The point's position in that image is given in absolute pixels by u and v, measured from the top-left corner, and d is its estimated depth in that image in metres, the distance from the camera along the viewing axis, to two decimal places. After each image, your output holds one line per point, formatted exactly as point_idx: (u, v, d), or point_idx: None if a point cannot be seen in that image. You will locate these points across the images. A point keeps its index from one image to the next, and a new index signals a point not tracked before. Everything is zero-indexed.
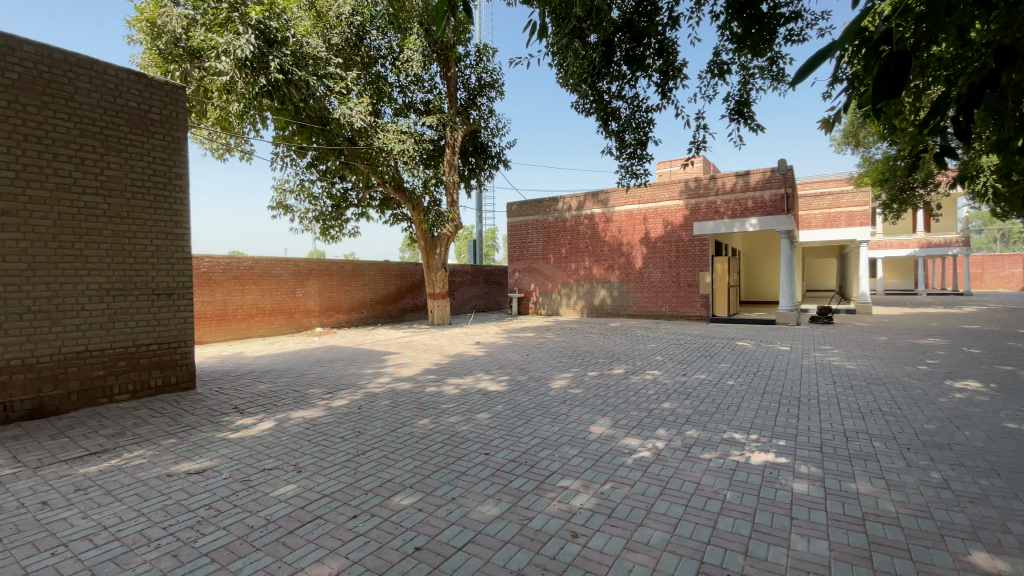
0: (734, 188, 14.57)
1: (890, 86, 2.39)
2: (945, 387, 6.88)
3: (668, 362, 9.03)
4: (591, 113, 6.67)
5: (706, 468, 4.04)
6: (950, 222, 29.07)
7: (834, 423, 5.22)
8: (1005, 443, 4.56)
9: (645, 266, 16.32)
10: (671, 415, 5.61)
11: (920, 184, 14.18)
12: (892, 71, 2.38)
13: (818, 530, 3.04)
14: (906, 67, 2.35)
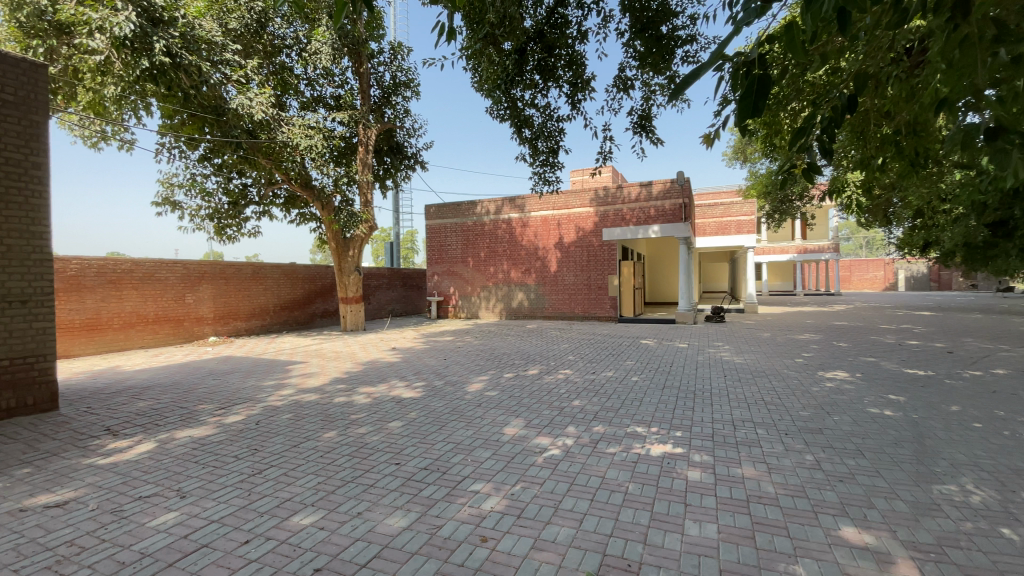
0: (639, 197, 15.52)
1: (755, 104, 2.17)
2: (818, 377, 7.73)
3: (578, 361, 9.30)
4: (505, 118, 6.66)
5: (611, 462, 4.13)
6: (821, 232, 33.13)
7: (725, 414, 5.63)
8: (865, 426, 5.17)
9: (560, 270, 16.76)
10: (581, 412, 5.73)
11: (797, 197, 15.92)
12: (755, 92, 2.16)
13: (709, 515, 3.19)
14: (770, 90, 2.14)
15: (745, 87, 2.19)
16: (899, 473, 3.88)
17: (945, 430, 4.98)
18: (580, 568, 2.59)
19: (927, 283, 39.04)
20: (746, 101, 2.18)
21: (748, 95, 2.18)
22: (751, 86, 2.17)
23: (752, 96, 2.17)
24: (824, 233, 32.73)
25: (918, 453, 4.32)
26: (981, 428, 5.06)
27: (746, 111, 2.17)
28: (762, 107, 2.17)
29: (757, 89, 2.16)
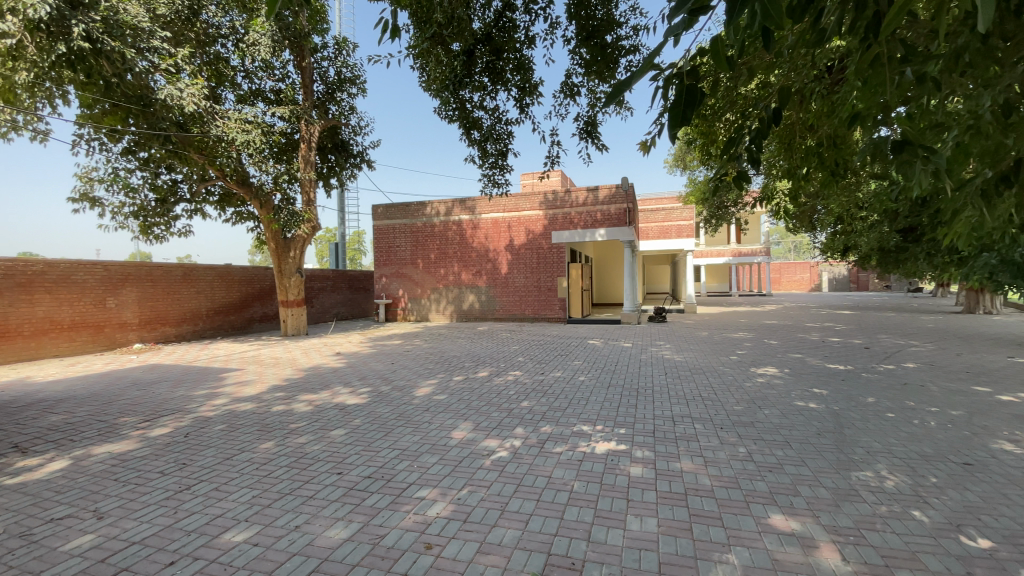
0: (586, 201, 15.86)
1: (684, 114, 2.19)
2: (751, 373, 8.20)
3: (527, 362, 9.37)
4: (454, 120, 6.61)
5: (557, 462, 4.18)
6: (754, 237, 35.19)
7: (667, 410, 5.84)
8: (792, 418, 5.52)
9: (510, 272, 16.81)
10: (529, 413, 5.77)
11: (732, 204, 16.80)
12: (683, 101, 2.20)
13: (649, 509, 3.29)
14: (698, 101, 2.18)
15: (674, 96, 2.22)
16: (822, 462, 4.17)
17: (862, 420, 5.40)
18: (525, 570, 2.59)
19: (847, 283, 42.37)
20: (677, 109, 2.20)
21: (676, 105, 2.20)
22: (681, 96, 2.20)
23: (681, 105, 2.20)
24: (757, 238, 34.75)
25: (838, 442, 4.66)
26: (892, 417, 5.52)
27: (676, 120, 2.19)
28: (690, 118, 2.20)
29: (685, 101, 2.20)
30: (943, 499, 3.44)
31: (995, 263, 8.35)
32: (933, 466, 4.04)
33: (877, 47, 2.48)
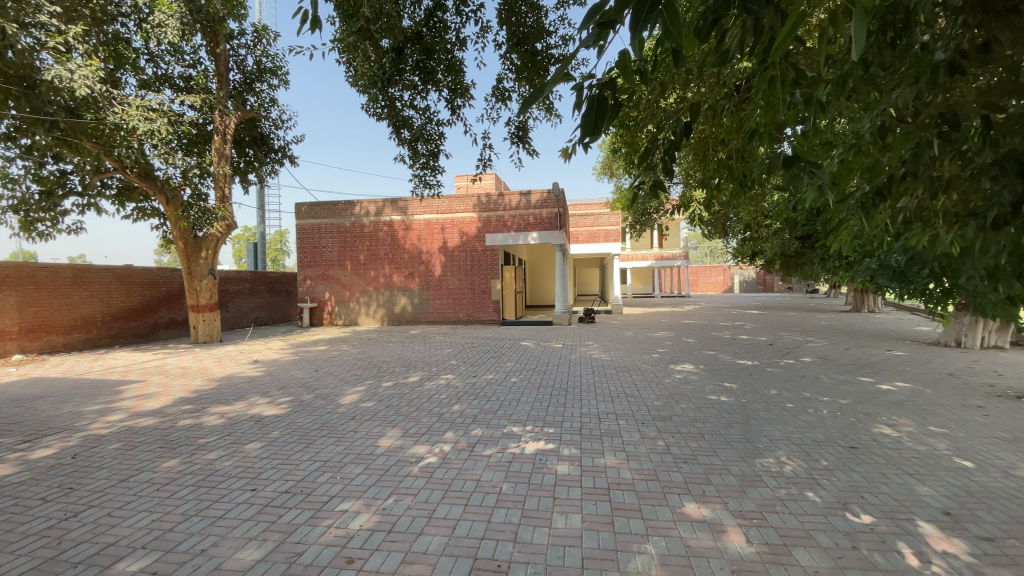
0: (519, 205, 16.06)
1: (596, 123, 2.03)
2: (671, 369, 8.68)
3: (460, 365, 9.30)
4: (382, 117, 6.43)
5: (486, 464, 4.18)
6: (674, 242, 37.33)
7: (594, 408, 6.03)
8: (707, 411, 5.90)
9: (444, 274, 16.61)
10: (460, 417, 5.72)
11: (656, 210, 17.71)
12: (594, 111, 2.02)
13: (574, 506, 3.38)
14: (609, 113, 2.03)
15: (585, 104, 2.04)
16: (731, 451, 4.49)
17: (767, 411, 5.88)
18: None
19: (755, 285, 46.11)
20: (588, 119, 2.03)
21: (588, 110, 2.02)
22: (591, 106, 2.03)
23: (593, 114, 2.03)
24: (678, 242, 36.86)
25: (746, 432, 5.04)
26: (793, 407, 6.06)
27: (587, 129, 2.02)
28: (601, 128, 2.04)
29: (595, 109, 2.03)
30: (832, 479, 3.83)
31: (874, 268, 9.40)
32: (825, 451, 4.48)
33: (769, 69, 2.72)
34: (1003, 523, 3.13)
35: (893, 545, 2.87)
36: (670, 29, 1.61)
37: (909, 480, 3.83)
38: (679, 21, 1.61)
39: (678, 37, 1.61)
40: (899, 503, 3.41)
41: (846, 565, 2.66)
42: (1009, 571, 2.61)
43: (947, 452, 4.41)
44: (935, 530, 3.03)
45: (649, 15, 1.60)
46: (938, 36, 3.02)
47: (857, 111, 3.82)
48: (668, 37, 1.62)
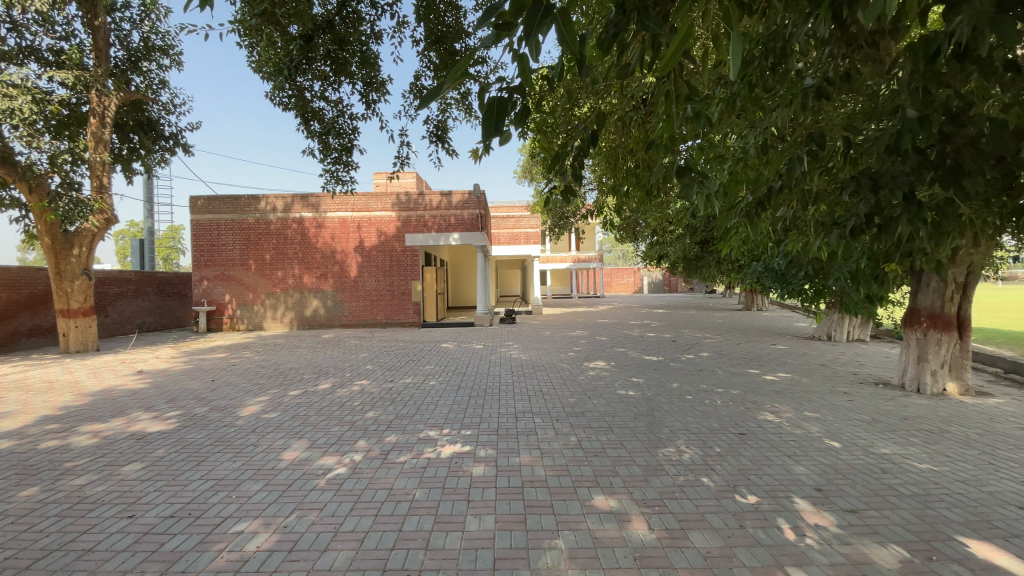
0: (439, 205, 15.89)
1: (497, 124, 1.94)
2: (585, 367, 9.00)
3: (376, 370, 8.98)
4: (289, 107, 6.03)
5: (399, 472, 4.06)
6: (590, 245, 38.86)
7: (511, 408, 6.08)
8: (617, 406, 6.19)
9: (360, 275, 15.95)
10: (373, 424, 5.51)
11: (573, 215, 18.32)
12: (496, 112, 1.94)
13: (488, 507, 3.38)
14: (508, 115, 1.95)
15: (484, 105, 1.94)
16: (637, 443, 4.74)
17: (671, 403, 6.28)
18: None
19: (662, 287, 49.33)
20: (488, 120, 1.93)
21: (490, 111, 1.93)
22: (492, 107, 1.93)
23: (494, 115, 1.94)
24: (593, 246, 38.46)
25: (651, 424, 5.36)
26: (693, 399, 6.53)
27: (487, 131, 1.92)
28: (502, 128, 1.96)
29: (497, 111, 1.94)
30: (724, 464, 4.18)
31: (760, 271, 10.41)
32: (719, 438, 4.88)
33: (666, 83, 2.88)
34: (861, 494, 3.59)
35: (774, 522, 3.17)
36: (567, 38, 1.65)
37: (788, 461, 4.28)
38: (575, 30, 1.66)
39: (576, 46, 1.67)
40: (780, 483, 3.79)
41: (734, 543, 2.91)
42: (865, 536, 2.99)
43: (819, 434, 4.98)
44: (808, 506, 3.41)
45: (545, 21, 1.63)
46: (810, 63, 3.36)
47: (744, 128, 4.19)
48: (564, 45, 1.67)
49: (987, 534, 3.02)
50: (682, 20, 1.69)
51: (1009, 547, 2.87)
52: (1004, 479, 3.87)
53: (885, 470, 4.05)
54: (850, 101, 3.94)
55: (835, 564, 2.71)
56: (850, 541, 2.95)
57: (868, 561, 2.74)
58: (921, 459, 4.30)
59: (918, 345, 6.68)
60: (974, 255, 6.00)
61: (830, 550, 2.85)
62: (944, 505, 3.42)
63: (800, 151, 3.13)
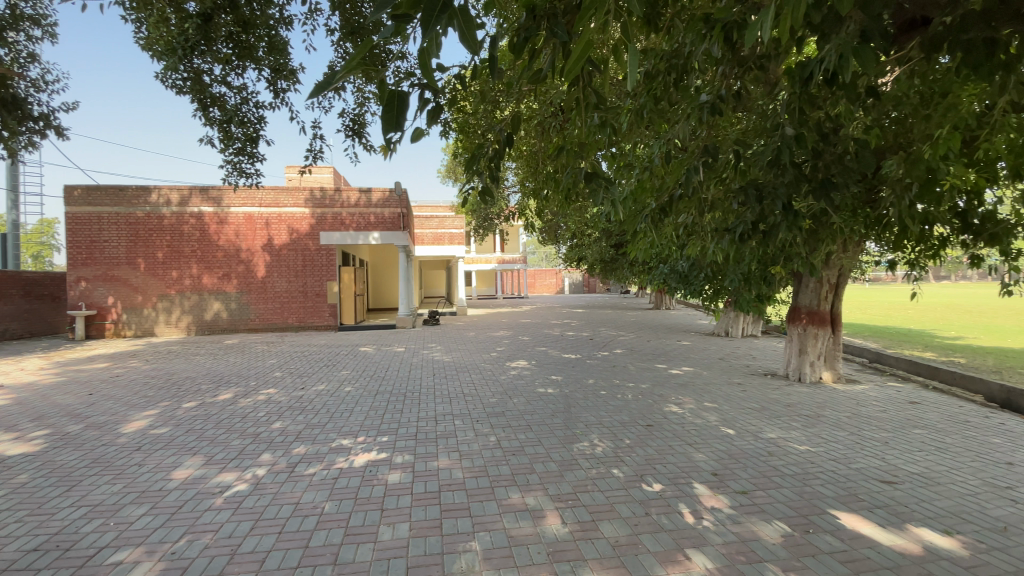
0: (358, 202, 15.31)
1: (399, 119, 1.77)
2: (507, 367, 9.06)
3: (286, 377, 8.43)
4: (184, 91, 5.49)
5: (308, 485, 3.83)
6: (514, 246, 39.31)
7: (430, 411, 5.98)
8: (536, 404, 6.30)
9: (269, 275, 14.89)
10: (281, 435, 5.17)
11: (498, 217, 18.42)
12: (396, 106, 1.76)
13: (403, 514, 3.30)
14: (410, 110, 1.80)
15: (383, 97, 1.76)
16: (553, 440, 4.86)
17: (587, 399, 6.51)
18: None
19: (582, 288, 51.20)
20: (389, 114, 1.75)
21: (389, 104, 1.75)
22: (391, 101, 1.76)
23: (394, 110, 1.76)
24: (517, 248, 38.97)
25: (567, 420, 5.52)
26: (608, 395, 6.82)
27: (388, 127, 1.74)
28: (404, 124, 1.78)
29: (397, 105, 1.76)
30: (633, 456, 4.40)
31: (667, 274, 11.12)
32: (630, 431, 5.13)
33: (576, 90, 2.98)
34: (751, 476, 3.94)
35: (676, 507, 3.40)
36: (466, 36, 1.61)
37: (690, 449, 4.60)
38: (474, 29, 1.62)
39: (475, 45, 1.63)
40: (682, 470, 4.06)
41: (640, 530, 3.07)
42: (753, 515, 3.29)
43: (717, 423, 5.40)
44: (706, 490, 3.68)
45: (443, 16, 1.57)
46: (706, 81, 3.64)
47: (651, 137, 4.43)
48: (463, 43, 1.63)
49: (852, 506, 3.43)
50: (583, 28, 1.74)
51: (870, 516, 3.29)
52: (867, 455, 4.44)
53: (771, 453, 4.48)
54: (742, 117, 4.32)
55: (727, 542, 2.95)
56: (740, 520, 3.22)
57: (756, 537, 3.01)
58: (801, 441, 4.81)
59: (799, 339, 7.47)
60: (844, 258, 6.82)
61: (723, 530, 3.10)
62: (819, 482, 3.85)
63: (697, 162, 3.37)
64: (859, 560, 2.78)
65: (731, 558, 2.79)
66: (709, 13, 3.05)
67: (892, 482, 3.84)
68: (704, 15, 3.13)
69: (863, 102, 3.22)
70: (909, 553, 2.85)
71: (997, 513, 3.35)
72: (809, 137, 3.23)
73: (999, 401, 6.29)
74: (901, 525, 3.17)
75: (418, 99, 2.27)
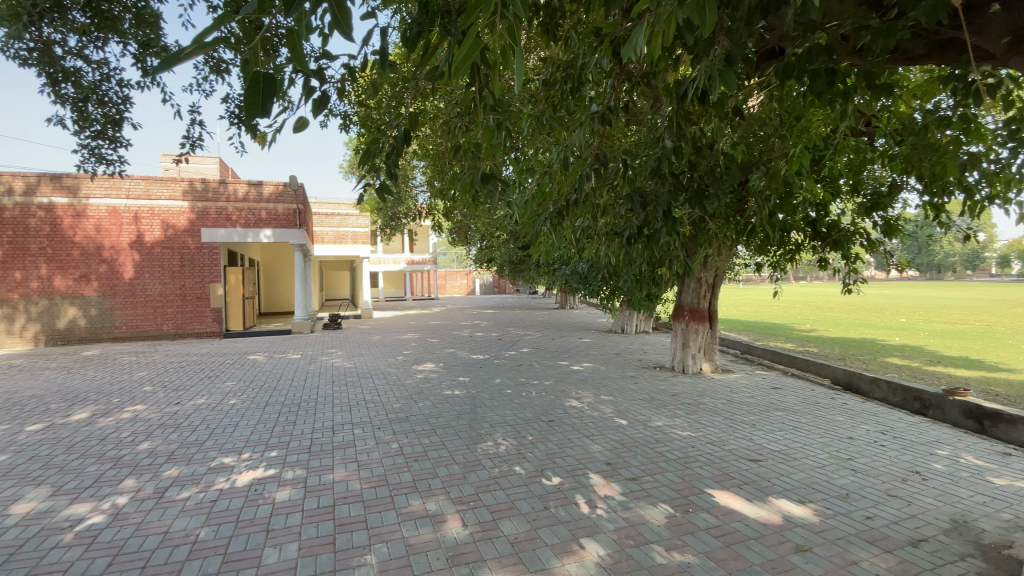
0: (247, 196, 14.04)
1: (265, 104, 1.56)
2: (412, 371, 8.85)
3: (157, 391, 7.48)
4: (27, 62, 4.68)
5: (179, 511, 3.42)
6: (423, 247, 38.62)
7: (327, 421, 5.64)
8: (440, 407, 6.22)
9: (139, 276, 13.15)
10: (149, 457, 4.57)
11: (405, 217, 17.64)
12: (262, 89, 1.55)
13: (291, 534, 3.07)
14: (280, 93, 1.59)
15: (247, 77, 1.54)
16: (457, 442, 4.82)
17: (492, 399, 6.55)
18: None
19: (492, 288, 51.73)
20: (253, 96, 1.54)
21: (254, 85, 1.54)
22: (256, 81, 1.55)
23: (259, 92, 1.55)
24: (427, 248, 38.36)
25: (471, 421, 5.50)
26: (513, 393, 6.92)
27: (252, 111, 1.53)
28: (273, 109, 1.59)
29: (264, 87, 1.55)
30: (535, 452, 4.50)
31: (569, 276, 11.55)
32: (532, 428, 5.24)
33: (472, 91, 2.96)
34: (640, 463, 4.22)
35: (573, 498, 3.53)
36: (338, 18, 1.50)
37: (587, 441, 4.81)
38: (347, 11, 1.51)
39: (348, 29, 1.52)
40: (580, 462, 4.23)
41: (538, 525, 3.14)
42: (641, 499, 3.52)
43: (613, 415, 5.71)
44: (600, 479, 3.87)
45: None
46: (598, 92, 3.83)
47: (550, 143, 4.56)
48: (335, 25, 1.51)
49: (726, 484, 3.81)
50: (472, 25, 1.72)
51: (739, 492, 3.67)
52: (738, 437, 4.95)
53: (659, 441, 4.82)
54: (632, 129, 4.62)
55: (618, 528, 3.12)
56: (630, 505, 3.43)
57: (644, 520, 3.22)
58: (684, 428, 5.25)
59: (683, 334, 8.14)
60: (719, 261, 7.55)
61: (615, 517, 3.27)
62: (698, 465, 4.22)
63: (588, 169, 3.52)
64: (730, 533, 3.09)
65: (621, 542, 2.96)
66: (599, 28, 3.23)
67: (758, 460, 4.32)
68: (595, 28, 3.29)
69: (731, 121, 3.59)
70: (770, 522, 3.22)
71: (839, 481, 3.91)
72: (686, 149, 3.52)
73: (841, 383, 7.37)
74: (764, 498, 3.57)
75: (302, 86, 2.14)
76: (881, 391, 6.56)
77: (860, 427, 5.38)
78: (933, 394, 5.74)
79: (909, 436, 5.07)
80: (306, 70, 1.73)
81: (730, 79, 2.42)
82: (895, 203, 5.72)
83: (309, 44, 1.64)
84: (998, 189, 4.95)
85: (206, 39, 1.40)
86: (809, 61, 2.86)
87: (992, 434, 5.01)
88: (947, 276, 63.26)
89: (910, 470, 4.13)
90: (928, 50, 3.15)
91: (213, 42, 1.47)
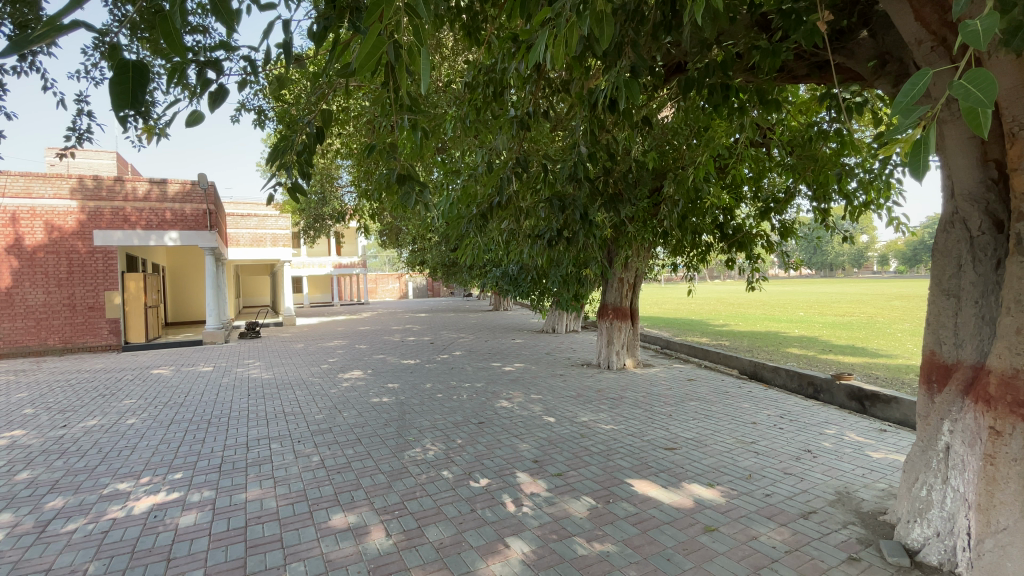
0: (149, 195, 12.87)
1: (134, 95, 1.42)
2: (337, 379, 8.48)
3: (40, 414, 6.62)
4: None
5: (64, 545, 3.07)
6: (353, 249, 37.39)
7: (240, 436, 5.28)
8: (367, 415, 6.02)
9: (18, 285, 11.60)
10: (28, 487, 4.04)
11: (331, 219, 16.80)
12: (131, 78, 1.43)
13: (196, 561, 2.86)
14: (154, 82, 1.46)
15: (114, 65, 1.41)
16: (383, 450, 4.71)
17: (420, 404, 6.46)
18: None
19: (427, 292, 51.08)
20: (120, 85, 1.40)
21: (121, 74, 1.40)
22: (124, 69, 1.42)
23: (128, 82, 1.42)
24: (355, 251, 37.20)
25: (399, 428, 5.39)
26: (442, 397, 6.85)
27: (119, 101, 1.38)
28: (144, 102, 1.44)
29: (133, 77, 1.43)
30: (463, 455, 4.49)
31: (499, 278, 11.65)
32: (461, 431, 5.21)
33: (386, 90, 2.85)
34: (566, 459, 4.33)
35: (499, 498, 3.57)
36: (221, 9, 1.47)
37: (516, 440, 4.88)
38: (229, 3, 1.49)
39: (231, 19, 1.50)
40: (508, 462, 4.28)
41: (464, 528, 3.14)
42: (565, 494, 3.62)
43: (541, 413, 5.83)
44: (527, 477, 3.94)
45: None
46: (517, 98, 3.87)
47: (474, 144, 4.57)
48: (216, 16, 1.47)
49: (644, 473, 4.02)
50: (379, 22, 1.64)
51: (656, 479, 3.88)
52: (657, 428, 5.23)
53: (584, 435, 4.98)
54: (554, 134, 4.75)
55: (542, 524, 3.18)
56: (555, 501, 3.52)
57: (567, 514, 3.32)
58: (607, 422, 5.46)
59: (607, 332, 8.47)
60: (638, 261, 7.97)
61: (540, 513, 3.34)
62: (619, 456, 4.41)
63: (508, 171, 3.51)
64: (647, 519, 3.25)
65: (544, 538, 3.02)
66: (517, 34, 3.30)
67: (674, 448, 4.59)
68: (513, 35, 3.35)
69: (639, 129, 3.78)
70: (682, 506, 3.43)
71: (742, 463, 4.24)
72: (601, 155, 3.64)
73: (747, 373, 8.00)
74: (678, 484, 3.80)
75: (198, 77, 2.00)
76: (781, 378, 7.20)
77: (763, 413, 5.87)
78: (824, 379, 6.39)
79: (804, 418, 5.60)
80: (192, 56, 1.59)
81: (636, 89, 2.49)
82: (791, 208, 6.31)
83: (185, 32, 1.54)
84: (871, 197, 5.60)
85: (63, 22, 1.27)
86: (707, 76, 3.06)
87: (871, 412, 5.66)
88: (838, 274, 70.64)
89: (804, 449, 4.57)
90: (808, 71, 3.47)
91: (72, 24, 1.33)
